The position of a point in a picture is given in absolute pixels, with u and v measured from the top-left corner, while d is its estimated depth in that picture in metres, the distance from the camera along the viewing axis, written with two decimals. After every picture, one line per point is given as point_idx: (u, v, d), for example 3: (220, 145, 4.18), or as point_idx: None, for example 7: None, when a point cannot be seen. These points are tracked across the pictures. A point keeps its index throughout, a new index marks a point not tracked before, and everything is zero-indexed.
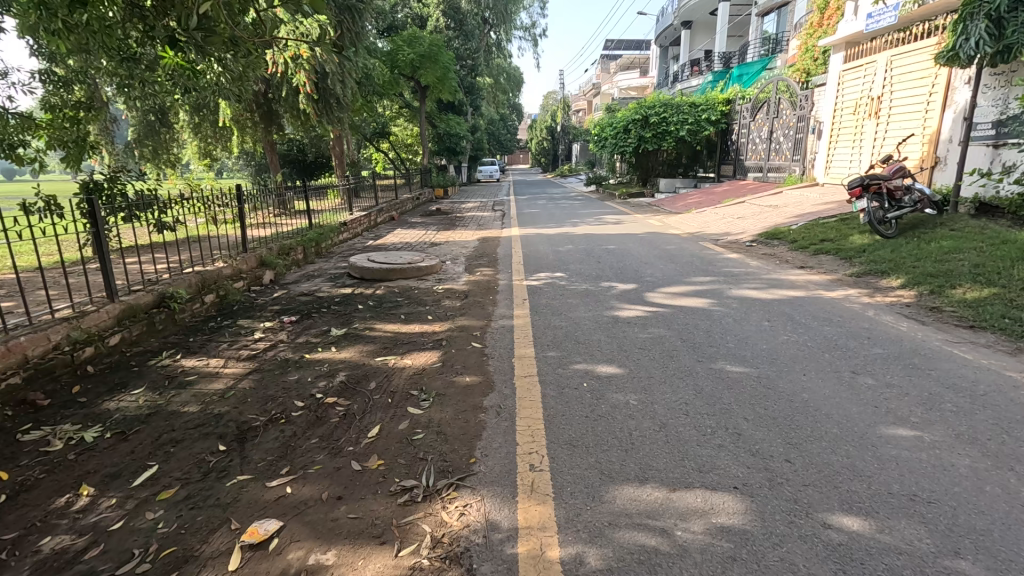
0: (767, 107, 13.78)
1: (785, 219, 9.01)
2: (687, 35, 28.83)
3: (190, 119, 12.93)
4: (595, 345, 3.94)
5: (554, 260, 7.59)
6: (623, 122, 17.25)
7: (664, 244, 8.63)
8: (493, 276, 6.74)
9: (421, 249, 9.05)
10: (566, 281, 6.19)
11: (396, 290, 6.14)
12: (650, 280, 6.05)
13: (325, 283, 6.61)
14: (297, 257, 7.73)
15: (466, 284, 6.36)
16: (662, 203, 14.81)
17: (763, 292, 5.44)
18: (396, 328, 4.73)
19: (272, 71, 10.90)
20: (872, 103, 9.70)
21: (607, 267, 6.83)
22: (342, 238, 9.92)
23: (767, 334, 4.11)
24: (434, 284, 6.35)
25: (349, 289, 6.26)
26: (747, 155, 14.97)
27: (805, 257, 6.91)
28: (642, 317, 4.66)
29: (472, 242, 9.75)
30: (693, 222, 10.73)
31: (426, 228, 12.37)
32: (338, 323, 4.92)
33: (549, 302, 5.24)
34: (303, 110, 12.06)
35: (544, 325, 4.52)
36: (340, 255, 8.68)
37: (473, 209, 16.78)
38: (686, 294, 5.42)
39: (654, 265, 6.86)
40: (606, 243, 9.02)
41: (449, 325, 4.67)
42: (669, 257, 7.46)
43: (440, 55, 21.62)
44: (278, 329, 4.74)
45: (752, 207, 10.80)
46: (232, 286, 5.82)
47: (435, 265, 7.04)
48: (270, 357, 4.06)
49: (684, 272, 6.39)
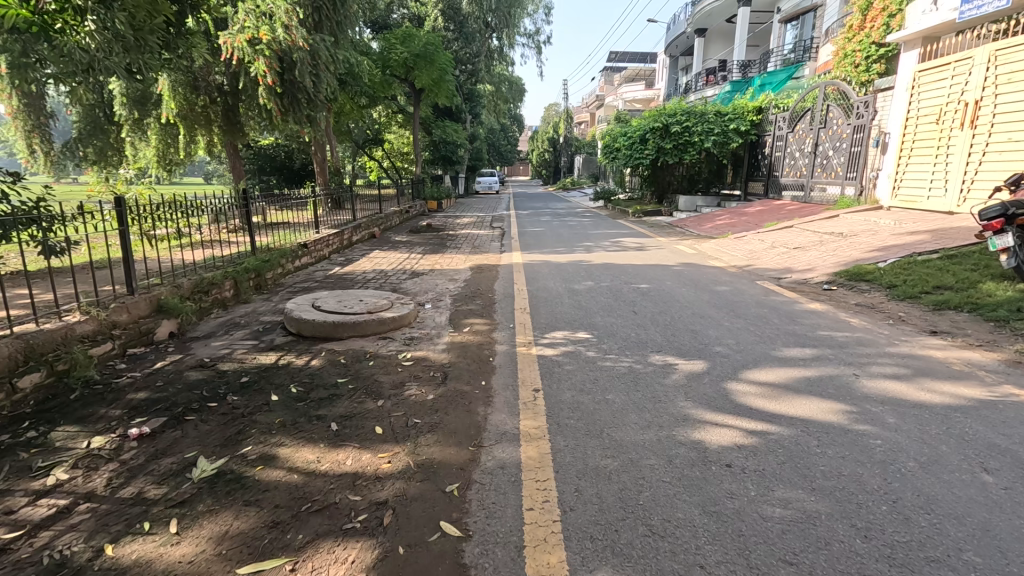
0: (811, 116, 11.99)
1: (863, 253, 7.09)
2: (700, 43, 27.15)
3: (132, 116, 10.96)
4: (692, 555, 1.92)
5: (574, 306, 5.60)
6: (639, 131, 15.46)
7: (711, 283, 6.64)
8: (487, 334, 4.72)
9: (398, 283, 7.03)
10: (597, 351, 4.18)
11: (342, 361, 4.10)
12: (722, 354, 4.04)
13: (246, 342, 4.59)
14: (223, 295, 5.73)
15: (447, 350, 4.33)
16: (685, 223, 12.96)
17: (915, 385, 3.44)
18: (313, 461, 2.69)
19: (225, 57, 8.98)
20: (965, 109, 7.79)
21: (649, 325, 4.82)
22: (301, 264, 7.94)
23: (1016, 516, 2.10)
24: (402, 350, 4.34)
25: (273, 356, 4.23)
26: (783, 171, 13.13)
27: (926, 314, 4.95)
28: (746, 449, 2.64)
29: (463, 273, 7.75)
30: (735, 251, 8.82)
31: (411, 249, 10.44)
32: (219, 440, 2.89)
33: (577, 404, 3.22)
34: (265, 107, 10.11)
35: (577, 470, 2.50)
36: (290, 291, 6.66)
37: (468, 226, 14.86)
38: (793, 387, 3.41)
39: (715, 323, 4.87)
40: (633, 279, 7.03)
41: (405, 461, 2.63)
42: (728, 307, 5.47)
43: (436, 55, 19.84)
44: (105, 457, 2.70)
45: (806, 233, 8.92)
46: (86, 354, 3.81)
47: (408, 315, 5.03)
48: (30, 554, 2.02)
49: (765, 339, 4.39)
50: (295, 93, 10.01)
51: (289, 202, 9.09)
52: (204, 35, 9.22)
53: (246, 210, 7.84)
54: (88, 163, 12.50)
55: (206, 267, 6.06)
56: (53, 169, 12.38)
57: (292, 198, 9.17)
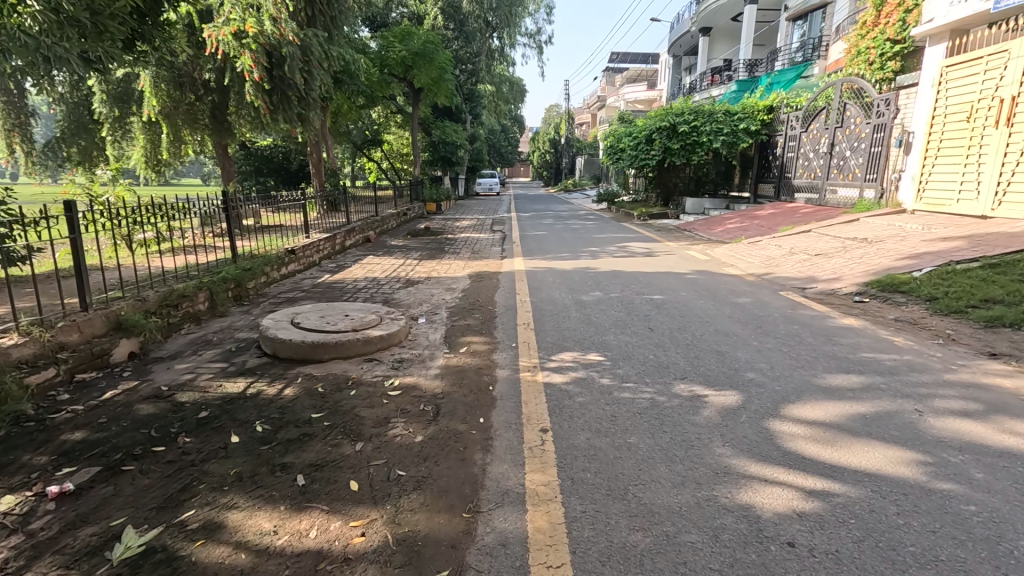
0: (826, 115, 11.49)
1: (894, 261, 6.56)
2: (705, 42, 26.66)
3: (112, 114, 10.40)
4: None
5: (583, 320, 5.07)
6: (645, 131, 14.96)
7: (730, 294, 6.12)
8: (486, 355, 4.19)
9: (391, 294, 6.50)
10: (612, 377, 3.66)
11: (319, 390, 3.58)
12: (757, 383, 3.51)
13: (214, 365, 4.08)
14: (196, 309, 5.21)
15: (441, 376, 3.80)
16: (694, 227, 12.45)
17: (991, 425, 2.91)
18: (268, 531, 2.16)
19: (209, 51, 8.49)
20: (1000, 106, 7.24)
21: (668, 345, 4.29)
22: (288, 271, 7.43)
23: None
24: (390, 376, 3.82)
25: (242, 384, 3.70)
26: (796, 172, 12.62)
27: (979, 333, 4.42)
28: (809, 520, 2.11)
29: (462, 282, 7.23)
30: (751, 258, 8.29)
31: (407, 254, 9.92)
32: (158, 500, 2.37)
33: (594, 451, 2.69)
34: (252, 104, 9.56)
35: (598, 550, 1.97)
36: (273, 302, 6.14)
37: (468, 229, 14.35)
38: (849, 428, 2.88)
39: (742, 343, 4.34)
40: (644, 288, 6.51)
41: (383, 534, 2.11)
42: (752, 322, 4.94)
43: (436, 53, 19.32)
44: (10, 527, 2.18)
45: (826, 239, 8.40)
46: (21, 383, 3.30)
47: (398, 333, 4.50)
48: None
49: (802, 363, 3.86)
50: (285, 90, 9.49)
51: (277, 205, 8.58)
52: (188, 28, 8.72)
53: (226, 215, 7.34)
54: (72, 164, 12.01)
55: (178, 277, 5.54)
56: (35, 171, 11.87)
57: (281, 201, 8.65)
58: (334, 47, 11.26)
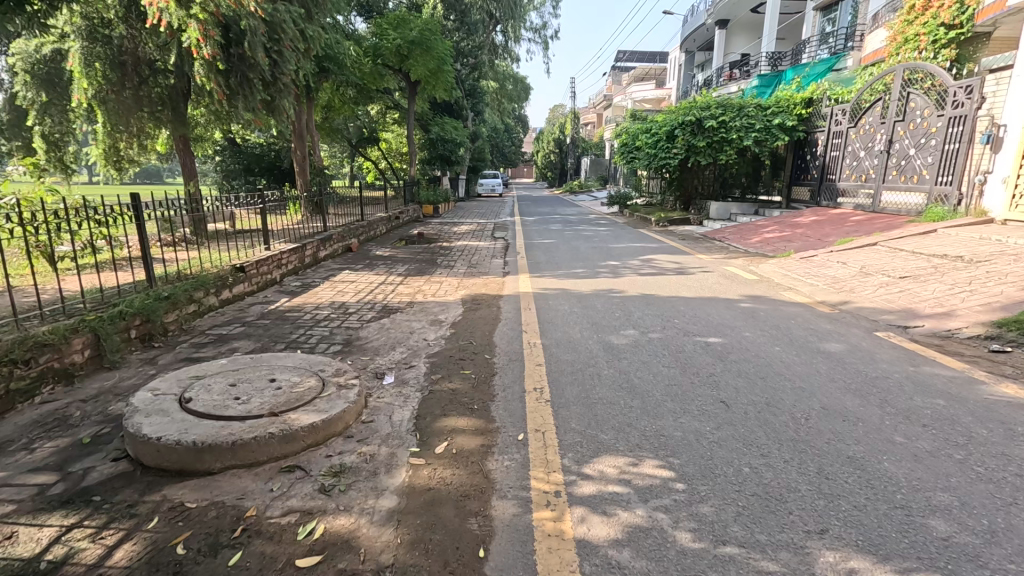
0: (883, 107, 9.93)
1: (1019, 289, 4.99)
2: (721, 36, 25.11)
3: (38, 99, 8.85)
4: None
5: (621, 386, 3.49)
6: (666, 127, 13.48)
7: (809, 337, 4.54)
8: (477, 464, 2.60)
9: (355, 331, 4.92)
10: (696, 531, 2.08)
11: (176, 553, 2.01)
12: (964, 552, 1.94)
13: (35, 476, 2.52)
14: (64, 363, 3.65)
15: (398, 515, 2.22)
16: (725, 235, 10.90)
17: None
18: None
19: (150, 23, 6.92)
20: None
21: (765, 444, 2.72)
22: (235, 294, 5.89)
23: None
24: (312, 514, 2.24)
25: (53, 530, 2.14)
26: (842, 173, 11.05)
27: None
28: None
29: (453, 311, 5.66)
30: (812, 278, 6.71)
31: (392, 267, 8.39)
32: None
33: None
34: (205, 87, 8.02)
35: None
36: (196, 342, 4.59)
37: (467, 235, 12.84)
38: None
39: (880, 439, 2.76)
40: (691, 323, 4.94)
41: None
42: (867, 390, 3.38)
43: (433, 42, 17.76)
44: None
45: (903, 255, 6.83)
46: None
47: (342, 415, 2.93)
48: None
49: (1008, 493, 2.28)
50: (245, 72, 7.93)
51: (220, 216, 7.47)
52: None
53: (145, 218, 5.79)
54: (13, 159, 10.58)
55: (51, 313, 3.99)
56: None
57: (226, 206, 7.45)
58: (312, 27, 9.77)
